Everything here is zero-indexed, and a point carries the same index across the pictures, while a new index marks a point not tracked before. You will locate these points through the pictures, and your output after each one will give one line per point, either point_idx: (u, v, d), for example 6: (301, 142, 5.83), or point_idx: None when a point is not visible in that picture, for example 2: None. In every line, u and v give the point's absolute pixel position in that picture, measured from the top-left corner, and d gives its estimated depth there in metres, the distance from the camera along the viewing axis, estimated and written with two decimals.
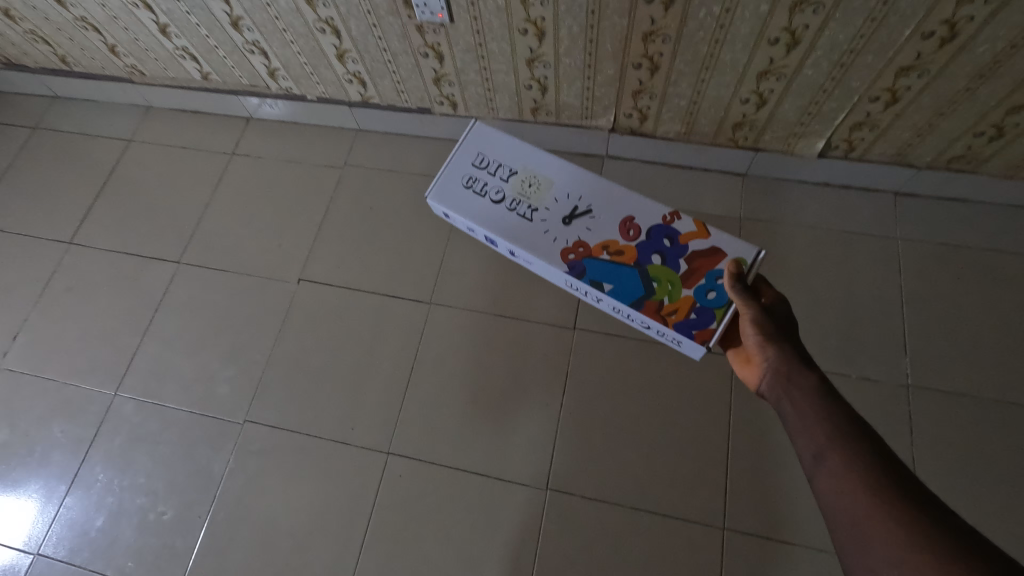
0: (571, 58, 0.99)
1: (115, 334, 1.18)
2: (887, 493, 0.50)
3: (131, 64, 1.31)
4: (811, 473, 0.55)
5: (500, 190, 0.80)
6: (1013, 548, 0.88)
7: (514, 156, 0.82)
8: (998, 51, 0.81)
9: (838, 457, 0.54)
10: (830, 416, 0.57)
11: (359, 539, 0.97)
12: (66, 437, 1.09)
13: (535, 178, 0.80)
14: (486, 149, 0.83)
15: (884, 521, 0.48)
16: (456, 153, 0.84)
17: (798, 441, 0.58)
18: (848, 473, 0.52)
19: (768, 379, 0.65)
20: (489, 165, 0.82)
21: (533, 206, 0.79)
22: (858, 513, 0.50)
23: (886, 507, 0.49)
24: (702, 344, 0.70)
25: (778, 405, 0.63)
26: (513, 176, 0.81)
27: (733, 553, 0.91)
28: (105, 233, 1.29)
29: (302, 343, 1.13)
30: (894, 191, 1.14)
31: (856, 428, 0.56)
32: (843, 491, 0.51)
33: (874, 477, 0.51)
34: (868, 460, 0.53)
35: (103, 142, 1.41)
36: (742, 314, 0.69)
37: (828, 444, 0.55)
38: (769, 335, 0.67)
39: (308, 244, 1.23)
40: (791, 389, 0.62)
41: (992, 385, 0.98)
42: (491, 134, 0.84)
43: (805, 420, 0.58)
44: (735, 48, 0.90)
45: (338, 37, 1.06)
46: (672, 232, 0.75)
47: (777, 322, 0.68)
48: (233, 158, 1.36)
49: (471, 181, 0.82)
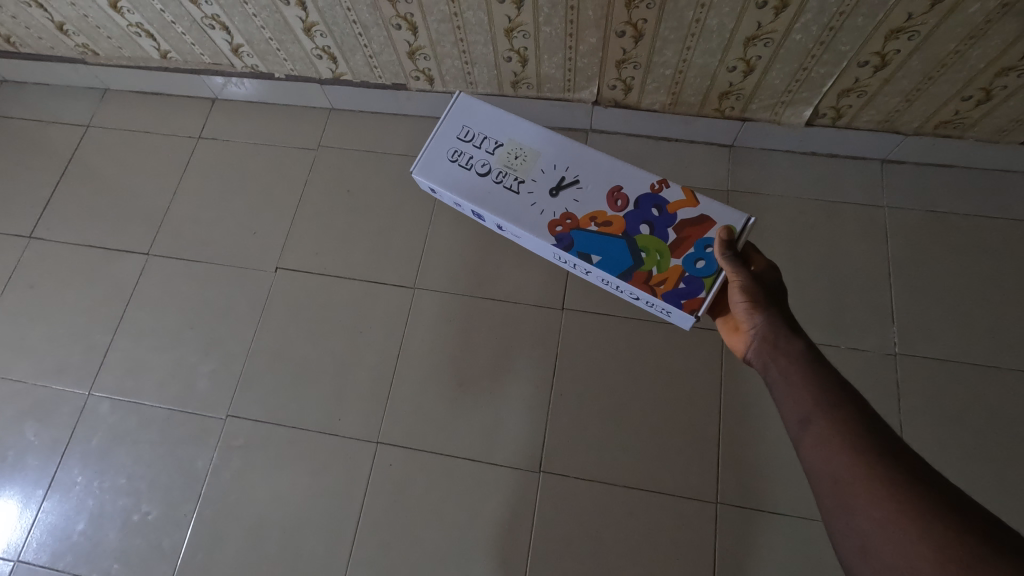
0: (551, 27, 0.95)
1: (84, 331, 1.13)
2: (874, 456, 0.49)
3: (82, 43, 1.23)
4: (797, 439, 0.54)
5: (486, 163, 0.75)
6: (997, 510, 0.90)
7: (500, 126, 0.77)
8: (990, 11, 0.79)
9: (825, 422, 0.53)
10: (817, 382, 0.56)
11: (352, 530, 0.95)
12: (40, 440, 1.05)
13: (522, 150, 0.75)
14: (471, 120, 0.78)
15: (870, 485, 0.47)
16: (440, 126, 0.78)
17: (784, 408, 0.57)
18: (834, 437, 0.51)
19: (756, 346, 0.64)
20: (473, 137, 0.77)
21: (519, 178, 0.74)
22: (843, 476, 0.49)
23: (872, 470, 0.48)
24: (691, 313, 0.67)
25: (765, 373, 0.61)
26: (499, 148, 0.76)
27: (726, 526, 0.92)
28: (67, 225, 1.22)
29: (283, 334, 1.09)
30: (881, 159, 1.13)
31: (844, 393, 0.54)
32: (829, 456, 0.51)
33: (861, 442, 0.50)
34: (857, 427, 0.51)
35: (59, 129, 1.33)
36: (730, 281, 0.67)
37: (815, 410, 0.54)
38: (758, 303, 0.65)
39: (283, 230, 1.18)
40: (779, 356, 0.60)
41: (977, 350, 0.99)
42: (475, 105, 0.78)
43: (792, 386, 0.57)
44: (722, 12, 0.86)
45: (303, 9, 1.00)
46: (660, 201, 0.71)
47: (766, 289, 0.66)
48: (200, 142, 1.29)
49: (456, 155, 0.76)
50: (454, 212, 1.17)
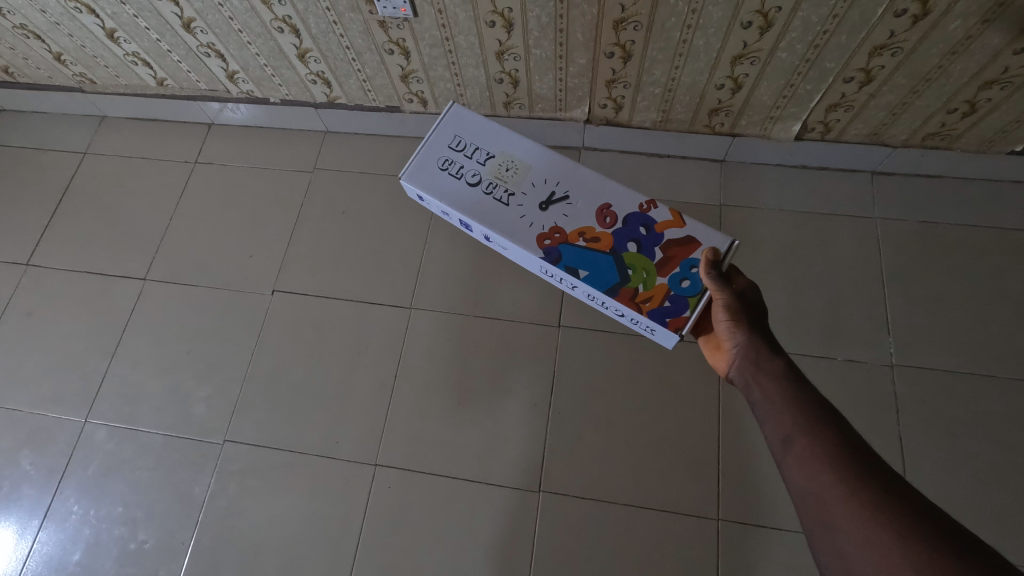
0: (541, 49, 0.96)
1: (81, 358, 1.13)
2: (854, 474, 0.49)
3: (79, 72, 1.24)
4: (779, 458, 0.54)
5: (477, 173, 0.76)
6: (1001, 520, 0.89)
7: (492, 139, 0.78)
8: (970, 27, 0.80)
9: (805, 440, 0.53)
10: (798, 401, 0.57)
11: (351, 555, 0.94)
12: (36, 469, 1.05)
13: (513, 162, 0.76)
14: (463, 131, 0.79)
15: (849, 504, 0.47)
16: (433, 134, 0.79)
17: (766, 427, 0.57)
18: (814, 455, 0.51)
19: (739, 365, 0.65)
20: (465, 148, 0.78)
21: (509, 190, 0.75)
22: (823, 495, 0.49)
23: (852, 488, 0.48)
24: (675, 332, 0.67)
25: (748, 392, 0.62)
26: (490, 160, 0.76)
27: (728, 543, 0.91)
28: (64, 252, 1.23)
29: (280, 357, 1.09)
30: (871, 171, 1.14)
31: (824, 412, 0.55)
32: (810, 474, 0.51)
33: (841, 461, 0.50)
34: (837, 446, 0.52)
35: (57, 156, 1.34)
36: (714, 300, 0.67)
37: (795, 428, 0.54)
38: (740, 322, 0.66)
39: (280, 253, 1.19)
40: (761, 375, 0.61)
41: (974, 359, 0.99)
42: (468, 116, 0.79)
43: (773, 405, 0.58)
44: (708, 32, 0.88)
45: (297, 36, 1.01)
46: (648, 220, 0.72)
47: (748, 308, 0.67)
48: (197, 167, 1.30)
49: (447, 164, 0.77)
50: (449, 231, 1.18)
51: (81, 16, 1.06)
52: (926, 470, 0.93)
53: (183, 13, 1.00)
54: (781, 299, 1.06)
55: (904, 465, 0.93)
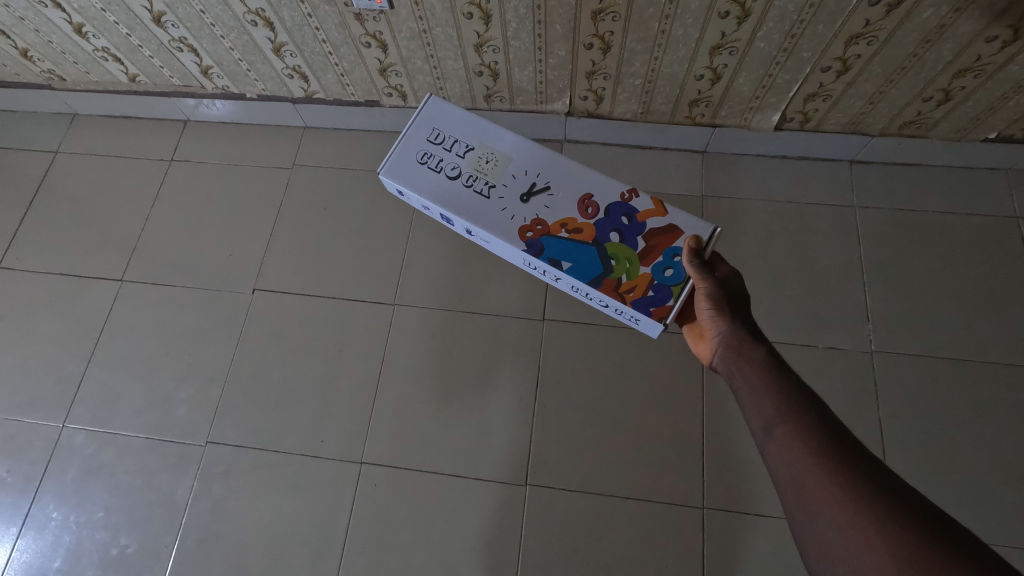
0: (520, 41, 0.95)
1: (57, 361, 1.10)
2: (833, 460, 0.50)
3: (48, 69, 1.21)
4: (762, 445, 0.55)
5: (456, 167, 0.75)
6: (977, 502, 0.91)
7: (471, 131, 0.77)
8: (943, 15, 0.81)
9: (787, 427, 0.53)
10: (779, 388, 0.57)
11: (338, 554, 0.94)
12: (13, 476, 1.02)
13: (493, 154, 0.75)
14: (441, 123, 0.78)
15: (830, 489, 0.48)
16: (410, 128, 0.78)
17: (748, 414, 0.58)
18: (795, 442, 0.52)
19: (722, 354, 0.65)
20: (444, 140, 0.77)
21: (490, 183, 0.74)
22: (804, 481, 0.49)
23: (831, 474, 0.49)
24: (659, 321, 0.67)
25: (731, 380, 0.62)
26: (470, 152, 0.76)
27: (712, 531, 0.92)
28: (36, 254, 1.20)
29: (262, 356, 1.08)
30: (849, 160, 1.16)
31: (805, 399, 0.55)
32: (791, 460, 0.51)
33: (822, 447, 0.51)
34: (818, 433, 0.52)
35: (27, 156, 1.30)
36: (697, 289, 0.67)
37: (777, 416, 0.54)
38: (723, 310, 0.66)
39: (260, 251, 1.17)
40: (743, 363, 0.61)
41: (950, 344, 1.01)
42: (446, 108, 0.78)
43: (755, 392, 0.58)
44: (686, 23, 0.88)
45: (272, 30, 0.99)
46: (630, 209, 0.72)
47: (731, 296, 0.67)
48: (173, 165, 1.27)
49: (426, 157, 0.76)
50: (431, 226, 1.17)
51: (46, 10, 1.03)
52: (904, 455, 0.94)
53: (152, 7, 0.97)
54: (762, 288, 1.07)
55: (885, 449, 0.95)
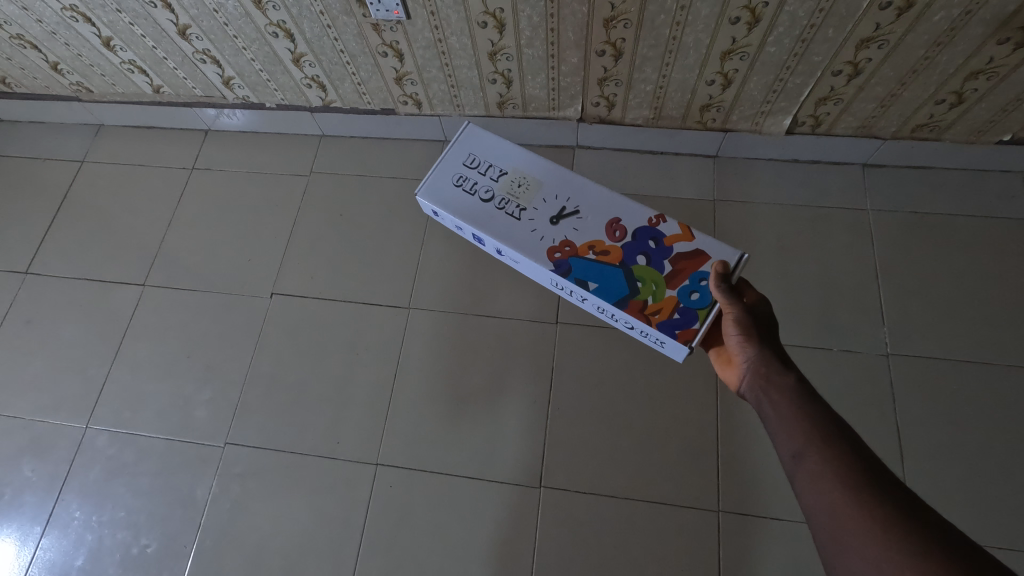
0: (533, 49, 0.97)
1: (81, 364, 1.13)
2: (866, 494, 0.49)
3: (76, 81, 1.25)
4: (792, 474, 0.55)
5: (489, 190, 0.77)
6: (999, 507, 0.90)
7: (506, 157, 0.79)
8: (955, 18, 0.81)
9: (818, 457, 0.53)
10: (810, 417, 0.57)
11: (354, 555, 0.95)
12: (38, 476, 1.05)
13: (525, 178, 0.77)
14: (477, 149, 0.80)
15: (865, 523, 0.47)
16: (448, 153, 0.81)
17: (778, 442, 0.57)
18: (827, 472, 0.52)
19: (749, 380, 0.64)
20: (479, 165, 0.79)
21: (521, 206, 0.76)
22: (837, 511, 0.49)
23: (864, 508, 0.48)
24: (685, 344, 0.67)
25: (759, 408, 0.62)
26: (503, 176, 0.78)
27: (728, 535, 0.91)
28: (62, 260, 1.23)
29: (279, 359, 1.10)
30: (862, 164, 1.16)
31: (837, 428, 0.55)
32: (823, 490, 0.51)
33: (855, 480, 0.50)
34: (850, 466, 0.51)
35: (53, 165, 1.35)
36: (724, 313, 0.67)
37: (808, 444, 0.54)
38: (750, 336, 0.66)
39: (277, 256, 1.19)
40: (772, 390, 0.61)
41: (969, 347, 1.00)
42: (483, 135, 0.81)
43: (784, 420, 0.58)
44: (698, 29, 0.89)
45: (292, 40, 1.02)
46: (658, 234, 0.73)
47: (758, 322, 0.67)
48: (194, 173, 1.31)
49: (461, 180, 0.79)
50: (445, 231, 1.19)
51: (77, 24, 1.06)
52: (921, 461, 0.93)
53: (178, 20, 1.01)
54: (776, 293, 1.07)
55: (902, 453, 0.94)
